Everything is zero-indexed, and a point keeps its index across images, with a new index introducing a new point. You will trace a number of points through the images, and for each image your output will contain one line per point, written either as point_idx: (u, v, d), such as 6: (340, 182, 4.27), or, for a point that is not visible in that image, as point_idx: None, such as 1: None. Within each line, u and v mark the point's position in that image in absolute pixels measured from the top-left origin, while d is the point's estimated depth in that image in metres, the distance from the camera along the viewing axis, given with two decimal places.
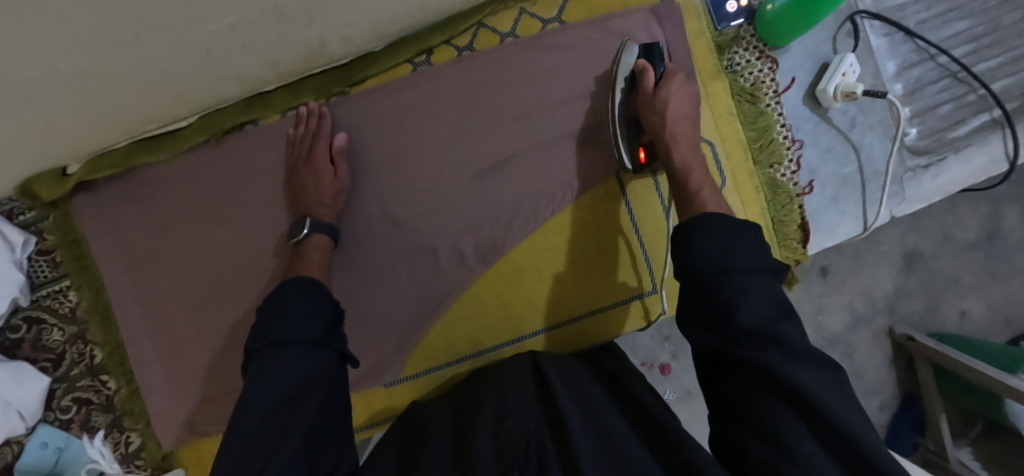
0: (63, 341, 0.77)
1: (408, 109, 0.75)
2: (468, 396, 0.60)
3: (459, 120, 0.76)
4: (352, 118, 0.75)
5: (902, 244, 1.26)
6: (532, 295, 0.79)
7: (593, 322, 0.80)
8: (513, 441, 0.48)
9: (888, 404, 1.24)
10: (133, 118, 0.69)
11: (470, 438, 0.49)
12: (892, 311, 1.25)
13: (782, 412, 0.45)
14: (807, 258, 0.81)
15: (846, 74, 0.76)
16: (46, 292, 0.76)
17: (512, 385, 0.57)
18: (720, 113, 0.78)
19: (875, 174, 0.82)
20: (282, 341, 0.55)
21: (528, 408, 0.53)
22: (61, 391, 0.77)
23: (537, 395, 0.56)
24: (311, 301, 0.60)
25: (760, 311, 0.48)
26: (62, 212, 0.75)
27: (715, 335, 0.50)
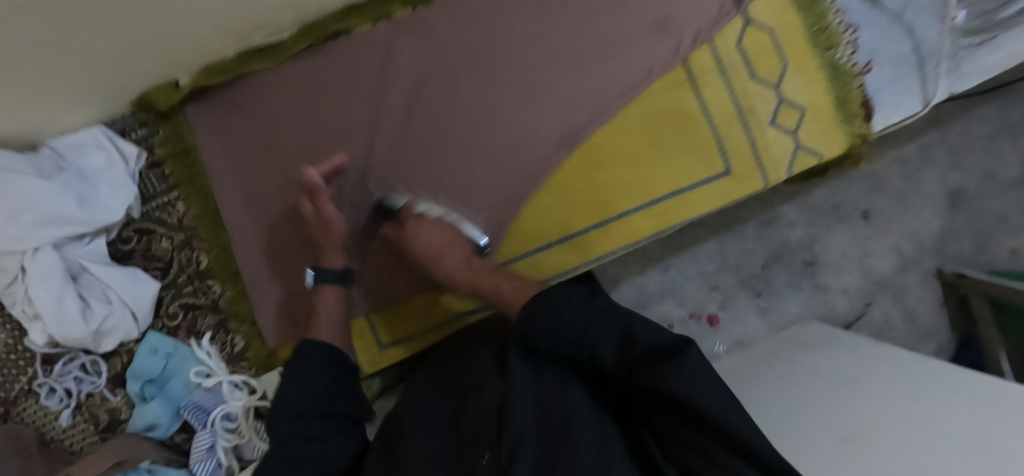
0: (172, 249, 0.81)
1: (489, 16, 0.81)
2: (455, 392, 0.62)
3: (536, 25, 0.82)
4: (435, 26, 0.81)
5: (944, 182, 1.47)
6: (614, 177, 0.80)
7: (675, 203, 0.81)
8: (481, 439, 0.52)
9: (943, 347, 1.43)
10: (247, 22, 0.74)
11: (465, 423, 0.55)
12: (941, 252, 1.45)
13: (669, 417, 0.47)
14: (872, 133, 0.84)
15: None
16: (156, 204, 0.81)
17: (482, 376, 0.60)
18: (777, 2, 0.83)
19: (930, 53, 0.85)
20: (286, 392, 0.61)
21: (498, 391, 0.56)
22: (169, 297, 0.81)
23: (501, 381, 0.57)
24: (323, 355, 0.65)
25: (616, 331, 0.53)
26: (173, 124, 0.80)
27: (612, 364, 0.53)
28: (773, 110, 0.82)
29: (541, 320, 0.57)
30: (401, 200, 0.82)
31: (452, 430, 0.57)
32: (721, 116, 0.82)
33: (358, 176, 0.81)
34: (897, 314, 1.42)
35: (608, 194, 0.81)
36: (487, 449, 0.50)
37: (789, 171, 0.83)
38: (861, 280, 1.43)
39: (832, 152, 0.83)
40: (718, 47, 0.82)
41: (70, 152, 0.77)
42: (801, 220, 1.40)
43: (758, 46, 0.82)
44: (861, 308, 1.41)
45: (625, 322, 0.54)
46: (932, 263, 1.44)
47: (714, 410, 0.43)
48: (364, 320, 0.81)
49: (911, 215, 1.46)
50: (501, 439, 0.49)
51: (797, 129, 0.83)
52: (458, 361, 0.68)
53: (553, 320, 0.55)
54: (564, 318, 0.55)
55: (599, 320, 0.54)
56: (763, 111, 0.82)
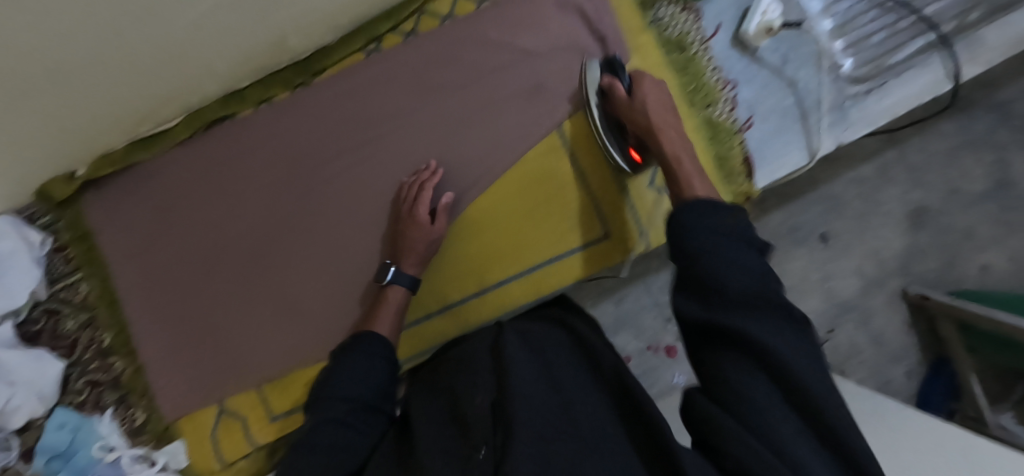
0: (76, 328, 0.86)
1: (368, 92, 0.84)
2: (484, 357, 0.59)
3: (416, 98, 0.84)
4: (315, 104, 0.84)
5: (905, 200, 1.39)
6: (498, 240, 0.83)
7: (570, 262, 0.83)
8: (476, 421, 0.49)
9: (914, 370, 1.39)
10: (129, 118, 0.79)
11: (462, 407, 0.53)
12: (905, 271, 1.40)
13: (727, 361, 0.44)
14: (755, 190, 0.83)
15: (765, 13, 0.81)
16: (62, 286, 0.86)
17: (482, 363, 0.58)
18: (651, 63, 0.83)
19: (812, 105, 0.84)
20: (332, 389, 0.63)
21: (489, 384, 0.53)
22: (75, 374, 0.85)
23: (493, 370, 0.55)
24: (378, 350, 0.68)
25: (745, 278, 0.46)
26: (74, 211, 0.85)
27: (695, 302, 0.48)
28: (650, 172, 0.83)
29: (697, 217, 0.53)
30: (296, 271, 0.85)
31: (447, 416, 0.55)
32: (597, 181, 0.83)
33: (250, 250, 0.85)
34: (863, 338, 1.39)
35: (485, 263, 0.83)
36: (483, 442, 0.46)
37: None
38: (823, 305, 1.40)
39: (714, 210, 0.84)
40: None
41: None
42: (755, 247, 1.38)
43: None
44: (823, 334, 1.38)
45: (757, 267, 0.48)
46: (898, 283, 1.39)
47: (802, 386, 0.41)
48: (257, 391, 0.84)
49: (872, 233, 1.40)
50: (495, 430, 0.47)
51: None
52: (549, 343, 0.62)
53: (733, 257, 0.47)
54: (742, 254, 0.48)
55: (745, 253, 0.48)
56: (640, 173, 0.83)
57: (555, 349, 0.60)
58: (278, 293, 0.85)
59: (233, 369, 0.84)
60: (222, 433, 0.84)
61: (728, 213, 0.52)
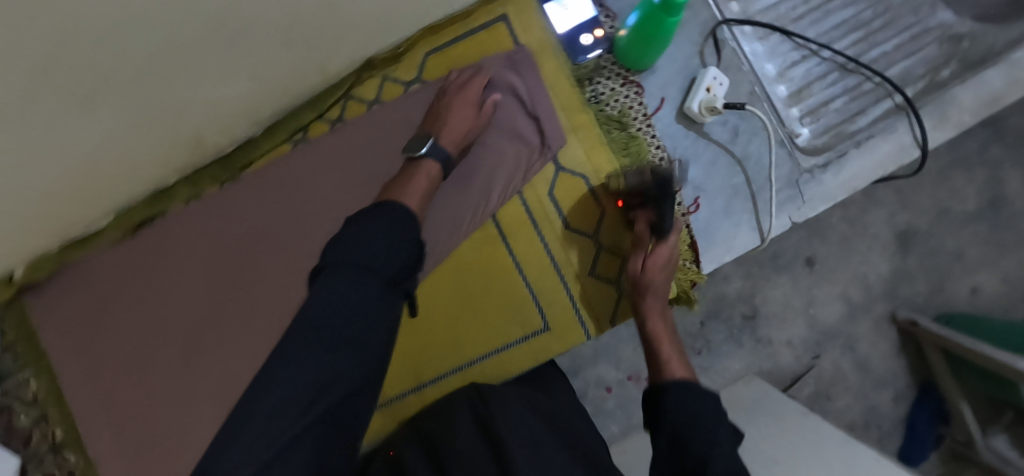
0: (31, 422, 0.87)
1: (298, 182, 0.82)
2: (477, 440, 0.63)
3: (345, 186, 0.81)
4: (247, 195, 0.83)
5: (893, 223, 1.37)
6: (436, 332, 0.80)
7: (516, 351, 0.80)
8: None
9: (902, 395, 1.33)
10: (57, 231, 0.77)
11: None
12: (892, 296, 1.34)
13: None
14: (703, 277, 0.79)
15: (711, 87, 0.75)
16: (13, 381, 0.87)
17: (476, 444, 0.62)
18: (590, 144, 0.78)
19: (764, 181, 0.79)
20: (360, 262, 0.51)
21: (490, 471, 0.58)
22: (33, 467, 0.87)
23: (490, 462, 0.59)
24: (393, 223, 0.56)
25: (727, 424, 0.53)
26: (17, 309, 0.85)
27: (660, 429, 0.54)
28: (591, 260, 0.79)
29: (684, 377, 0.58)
30: (236, 362, 0.84)
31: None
32: (535, 271, 0.79)
33: (190, 343, 0.85)
34: (847, 364, 1.33)
35: (422, 359, 0.80)
36: None
37: (612, 321, 0.80)
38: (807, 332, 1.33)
39: None
40: (529, 198, 0.79)
41: None
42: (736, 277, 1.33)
43: (572, 194, 0.79)
44: (808, 361, 1.31)
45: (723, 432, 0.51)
46: (884, 306, 1.34)
47: None
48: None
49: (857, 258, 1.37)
50: None
51: (619, 278, 0.79)
52: (541, 426, 0.66)
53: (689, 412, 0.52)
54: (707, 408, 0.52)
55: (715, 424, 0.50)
56: (580, 262, 0.79)
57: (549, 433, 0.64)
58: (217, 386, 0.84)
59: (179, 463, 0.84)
60: None
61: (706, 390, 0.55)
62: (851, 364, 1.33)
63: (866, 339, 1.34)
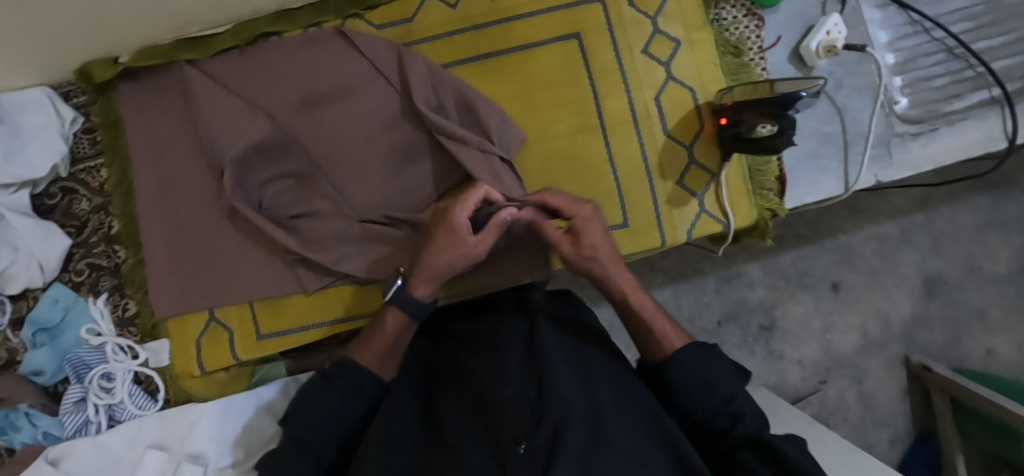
0: (89, 210, 0.87)
1: (413, 38, 0.84)
2: (517, 347, 0.59)
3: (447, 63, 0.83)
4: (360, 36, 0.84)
5: (923, 269, 1.41)
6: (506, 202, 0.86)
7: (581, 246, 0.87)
8: (513, 408, 0.50)
9: (898, 439, 1.38)
10: (183, 17, 0.80)
11: (496, 396, 0.52)
12: (908, 339, 1.41)
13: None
14: (783, 210, 0.81)
15: (830, 32, 0.79)
16: (83, 167, 0.88)
17: (514, 353, 0.58)
18: (702, 62, 0.81)
19: (858, 136, 0.82)
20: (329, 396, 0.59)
21: (524, 375, 0.54)
22: (79, 255, 0.86)
23: (527, 366, 0.55)
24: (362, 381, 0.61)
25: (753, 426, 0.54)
26: (108, 96, 0.86)
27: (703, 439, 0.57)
28: (681, 171, 0.81)
29: (698, 373, 0.58)
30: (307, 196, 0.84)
31: (468, 407, 0.55)
32: (626, 169, 0.81)
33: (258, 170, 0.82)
34: (853, 396, 1.38)
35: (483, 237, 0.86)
36: (523, 438, 0.47)
37: (689, 234, 0.81)
38: (818, 356, 1.39)
39: (738, 222, 0.81)
40: (635, 99, 0.82)
41: (11, 106, 0.82)
42: (765, 283, 1.39)
43: (676, 103, 0.81)
44: (814, 383, 1.38)
45: (732, 380, 0.58)
46: (898, 349, 1.41)
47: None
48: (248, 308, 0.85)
49: (884, 293, 1.40)
50: (539, 428, 0.47)
51: (702, 193, 0.81)
52: (589, 353, 0.61)
53: (703, 374, 0.58)
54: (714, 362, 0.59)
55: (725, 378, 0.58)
56: (670, 170, 0.81)
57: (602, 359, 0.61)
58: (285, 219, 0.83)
59: (229, 284, 0.84)
60: (207, 340, 0.84)
61: (712, 356, 0.59)
62: (856, 398, 1.39)
63: (875, 377, 1.40)
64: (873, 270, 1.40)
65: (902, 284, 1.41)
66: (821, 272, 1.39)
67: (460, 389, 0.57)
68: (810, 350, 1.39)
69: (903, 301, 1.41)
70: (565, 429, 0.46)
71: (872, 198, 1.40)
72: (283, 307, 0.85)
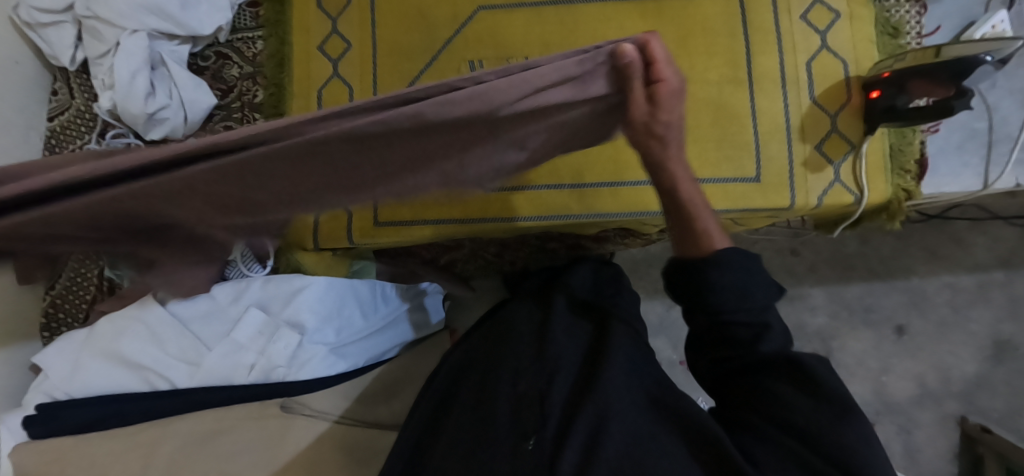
0: (237, 77, 0.91)
1: None
2: (530, 347, 0.67)
3: (527, 39, 0.86)
4: None
5: (994, 330, 1.25)
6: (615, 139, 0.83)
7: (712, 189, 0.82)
8: (525, 407, 0.59)
9: None
10: None
11: (504, 392, 0.61)
12: (968, 400, 1.24)
13: (780, 393, 0.47)
14: (918, 192, 0.81)
15: (997, 26, 0.78)
16: (241, 37, 0.92)
17: (527, 351, 0.66)
18: (860, 37, 0.82)
19: (1006, 137, 0.81)
20: None
21: (536, 372, 0.62)
22: (219, 117, 0.90)
23: (536, 362, 0.64)
24: None
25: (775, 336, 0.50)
26: None
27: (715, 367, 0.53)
28: (823, 136, 0.82)
29: (725, 283, 0.50)
30: None
31: (480, 399, 0.64)
32: (767, 125, 0.82)
33: None
34: (897, 445, 1.24)
35: (586, 165, 0.84)
36: (533, 433, 0.55)
37: (820, 200, 0.81)
38: (869, 396, 1.27)
39: (871, 197, 0.80)
40: (787, 61, 0.83)
41: None
42: (828, 310, 1.30)
43: (827, 72, 0.82)
44: None
45: (761, 287, 0.51)
46: (956, 407, 1.24)
47: (826, 387, 0.46)
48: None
49: (948, 345, 1.25)
50: (543, 424, 0.55)
51: (839, 163, 0.81)
52: (585, 328, 0.70)
53: (738, 278, 0.50)
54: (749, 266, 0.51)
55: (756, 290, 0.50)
56: (811, 133, 0.82)
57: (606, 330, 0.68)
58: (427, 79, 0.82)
59: None
60: (326, 220, 0.86)
61: (748, 263, 0.51)
62: (900, 447, 1.24)
63: (925, 431, 1.25)
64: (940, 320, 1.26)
65: (970, 341, 1.25)
66: (888, 312, 1.28)
67: (476, 382, 0.67)
68: (862, 389, 1.27)
69: (968, 359, 1.25)
70: (569, 426, 0.54)
71: (952, 245, 1.27)
72: None
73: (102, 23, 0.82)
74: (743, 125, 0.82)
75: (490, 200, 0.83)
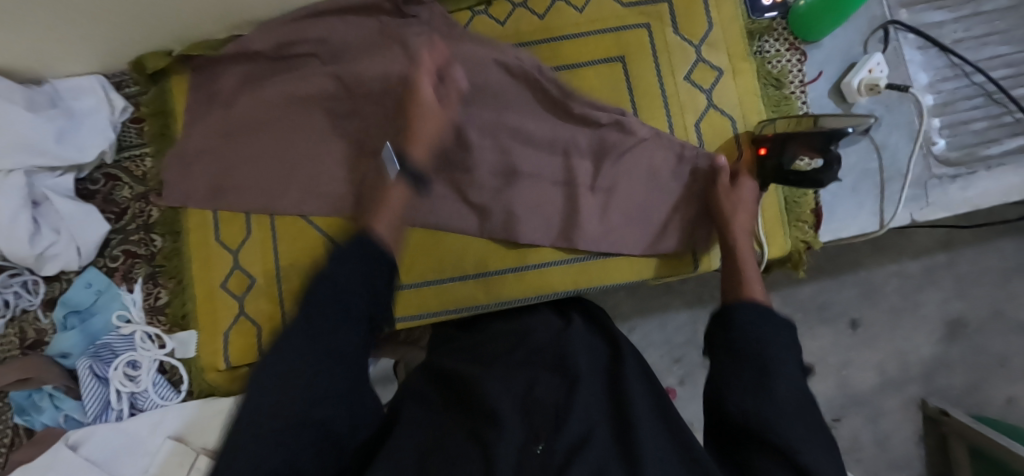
0: (130, 198, 0.88)
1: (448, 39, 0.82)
2: (548, 362, 0.64)
3: None
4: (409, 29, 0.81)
5: (944, 311, 1.18)
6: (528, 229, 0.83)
7: (619, 262, 0.83)
8: (536, 411, 0.57)
9: None
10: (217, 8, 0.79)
11: (530, 398, 0.59)
12: (928, 382, 1.17)
13: (765, 459, 0.49)
14: (816, 242, 0.82)
15: (872, 70, 0.80)
16: (129, 155, 0.89)
17: (544, 364, 0.63)
18: (743, 92, 0.83)
19: (896, 174, 0.83)
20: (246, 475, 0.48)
21: (556, 382, 0.60)
22: (115, 241, 0.88)
23: (558, 375, 0.61)
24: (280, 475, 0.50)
25: (789, 397, 0.51)
26: (159, 88, 0.88)
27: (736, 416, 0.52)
28: None
29: (753, 327, 0.56)
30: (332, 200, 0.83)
31: (476, 413, 0.59)
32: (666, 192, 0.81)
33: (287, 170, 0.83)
34: (867, 436, 1.15)
35: (492, 252, 0.83)
36: (542, 440, 0.54)
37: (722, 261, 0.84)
38: (833, 393, 1.17)
39: (772, 251, 0.81)
40: (676, 125, 0.83)
41: (66, 93, 0.85)
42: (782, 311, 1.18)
43: (716, 131, 0.83)
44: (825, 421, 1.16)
45: (786, 359, 0.54)
46: (917, 391, 1.17)
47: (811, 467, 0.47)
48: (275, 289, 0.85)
49: (904, 331, 1.18)
50: (554, 431, 0.54)
51: None
52: (603, 345, 0.69)
53: (756, 334, 0.56)
54: (778, 335, 0.56)
55: (781, 353, 0.54)
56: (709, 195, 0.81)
57: (631, 360, 0.65)
58: (304, 51, 0.83)
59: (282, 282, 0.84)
60: (235, 338, 0.84)
61: (776, 329, 0.56)
62: (870, 437, 1.17)
63: (892, 418, 1.17)
64: (895, 309, 1.17)
65: (923, 323, 1.18)
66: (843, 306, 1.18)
67: (469, 385, 0.63)
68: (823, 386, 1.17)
69: (924, 341, 1.17)
70: (582, 439, 0.53)
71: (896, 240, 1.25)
72: None
73: None
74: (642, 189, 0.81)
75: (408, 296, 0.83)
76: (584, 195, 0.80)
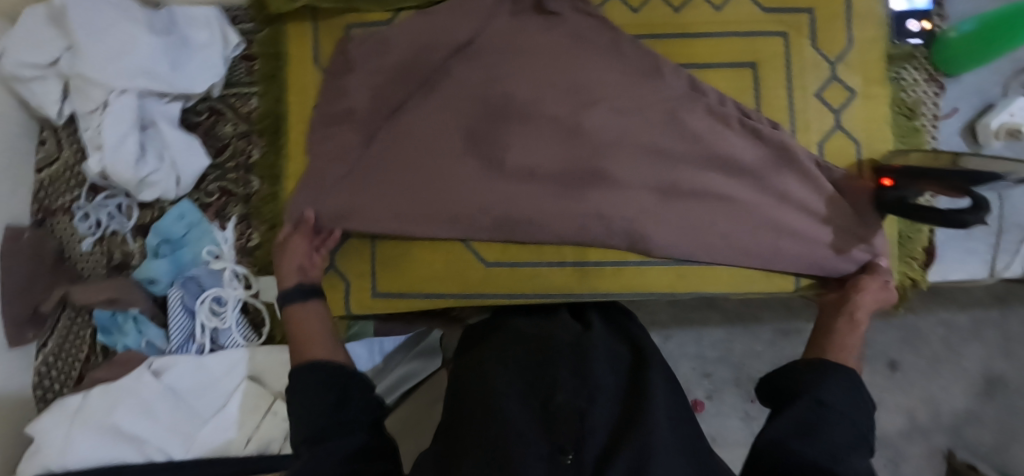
0: (232, 135, 0.88)
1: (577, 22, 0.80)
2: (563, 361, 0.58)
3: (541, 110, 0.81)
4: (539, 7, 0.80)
5: (986, 368, 1.12)
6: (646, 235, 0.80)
7: (718, 272, 0.81)
8: (560, 418, 0.50)
9: None
10: None
11: (547, 402, 0.52)
12: (956, 434, 1.12)
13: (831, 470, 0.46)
14: (925, 280, 0.81)
15: (1014, 114, 0.77)
16: (235, 92, 0.89)
17: (562, 363, 0.58)
18: (874, 117, 0.80)
19: (1015, 225, 0.80)
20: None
21: (574, 385, 0.54)
22: (212, 176, 0.88)
23: (576, 377, 0.55)
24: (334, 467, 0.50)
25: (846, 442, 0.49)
26: (275, 29, 0.86)
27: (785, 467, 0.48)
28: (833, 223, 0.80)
29: (836, 390, 0.54)
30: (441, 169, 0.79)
31: (482, 426, 0.51)
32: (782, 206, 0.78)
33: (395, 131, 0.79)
34: None
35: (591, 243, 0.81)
36: (570, 448, 0.47)
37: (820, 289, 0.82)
38: None
39: None
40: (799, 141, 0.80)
41: (182, 19, 0.84)
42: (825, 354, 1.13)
43: (839, 152, 0.80)
44: None
45: (850, 414, 0.52)
46: (943, 441, 1.13)
47: None
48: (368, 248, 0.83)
49: (941, 381, 1.13)
50: (582, 440, 0.47)
51: None
52: (622, 353, 0.64)
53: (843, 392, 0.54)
54: (854, 393, 0.55)
55: (855, 413, 0.53)
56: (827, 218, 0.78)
57: (651, 365, 0.61)
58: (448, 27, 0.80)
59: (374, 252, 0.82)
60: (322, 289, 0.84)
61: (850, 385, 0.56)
62: None
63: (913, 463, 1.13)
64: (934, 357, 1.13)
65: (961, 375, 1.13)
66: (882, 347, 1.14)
67: (478, 395, 0.56)
68: None
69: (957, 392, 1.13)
70: (612, 449, 0.47)
71: None
72: (401, 270, 0.83)
73: (87, 81, 0.79)
74: (759, 201, 0.78)
75: (497, 276, 0.81)
76: (697, 198, 0.78)
